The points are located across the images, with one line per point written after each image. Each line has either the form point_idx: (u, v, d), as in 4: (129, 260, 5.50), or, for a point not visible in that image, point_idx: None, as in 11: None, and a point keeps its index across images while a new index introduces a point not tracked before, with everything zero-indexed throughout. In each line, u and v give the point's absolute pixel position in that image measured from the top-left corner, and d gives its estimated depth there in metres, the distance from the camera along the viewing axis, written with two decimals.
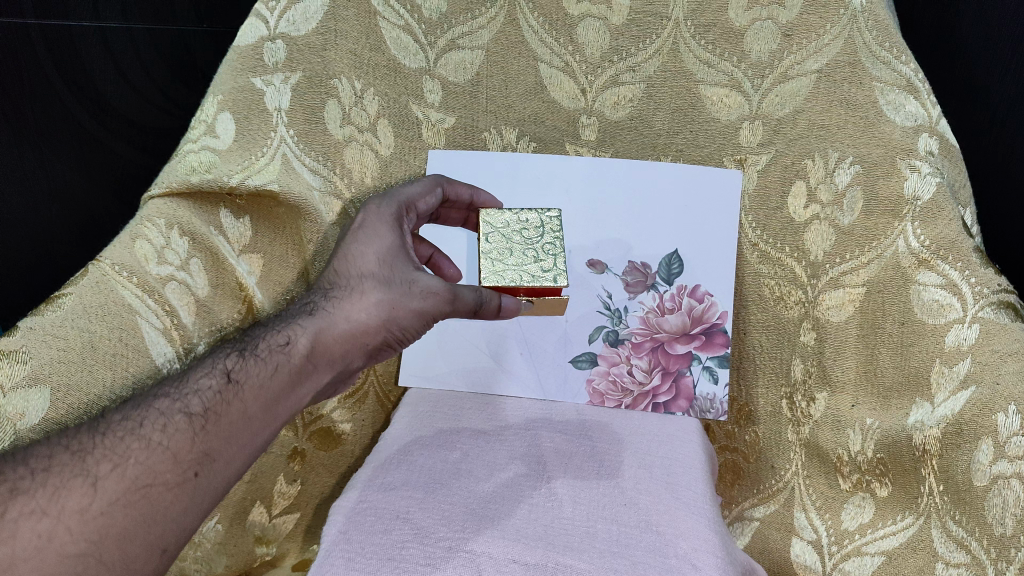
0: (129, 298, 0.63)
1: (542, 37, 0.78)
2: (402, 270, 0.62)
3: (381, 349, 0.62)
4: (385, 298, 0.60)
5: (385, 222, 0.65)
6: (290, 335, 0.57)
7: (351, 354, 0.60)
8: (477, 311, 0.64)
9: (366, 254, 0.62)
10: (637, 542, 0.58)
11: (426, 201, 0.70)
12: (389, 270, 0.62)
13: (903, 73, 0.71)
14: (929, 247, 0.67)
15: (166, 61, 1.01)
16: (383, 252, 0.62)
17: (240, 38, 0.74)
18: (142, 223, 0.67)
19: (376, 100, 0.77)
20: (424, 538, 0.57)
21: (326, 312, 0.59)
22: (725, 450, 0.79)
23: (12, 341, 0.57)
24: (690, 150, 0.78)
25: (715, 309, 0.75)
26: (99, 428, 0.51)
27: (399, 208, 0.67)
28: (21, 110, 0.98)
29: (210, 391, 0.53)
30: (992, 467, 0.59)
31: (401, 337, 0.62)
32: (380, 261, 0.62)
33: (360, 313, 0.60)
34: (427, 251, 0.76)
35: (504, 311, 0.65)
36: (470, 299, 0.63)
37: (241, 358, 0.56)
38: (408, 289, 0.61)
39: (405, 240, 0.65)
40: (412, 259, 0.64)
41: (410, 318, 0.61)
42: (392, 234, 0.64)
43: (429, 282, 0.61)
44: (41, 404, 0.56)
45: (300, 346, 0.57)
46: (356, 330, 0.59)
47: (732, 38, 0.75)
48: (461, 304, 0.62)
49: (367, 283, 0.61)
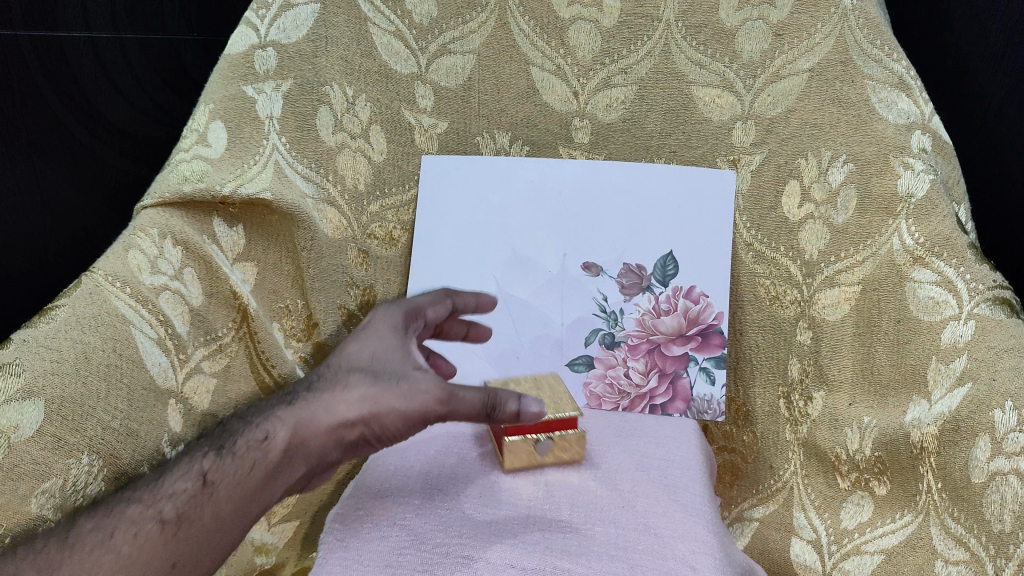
0: (122, 308, 0.62)
1: (533, 40, 0.79)
2: (396, 368, 0.60)
3: (359, 443, 0.59)
4: (374, 393, 0.58)
5: (389, 323, 0.64)
6: (269, 429, 0.56)
7: (332, 448, 0.58)
8: (488, 414, 0.58)
9: (360, 351, 0.62)
10: (635, 545, 0.57)
11: (436, 310, 0.68)
12: (381, 366, 0.60)
13: (895, 70, 0.71)
14: (924, 244, 0.67)
15: (159, 72, 1.01)
16: (378, 352, 0.61)
17: (232, 47, 0.76)
18: (135, 234, 0.66)
19: (368, 107, 0.77)
20: (423, 544, 0.57)
21: (309, 404, 0.58)
22: (722, 451, 0.79)
23: (6, 354, 0.56)
24: (683, 152, 0.78)
25: (711, 310, 0.75)
26: (67, 538, 0.49)
27: (406, 313, 0.65)
28: (13, 123, 0.98)
29: (184, 495, 0.53)
30: (990, 464, 0.59)
31: (382, 437, 0.59)
32: (373, 358, 0.61)
33: (343, 405, 0.58)
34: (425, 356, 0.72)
35: (524, 415, 0.58)
36: (472, 398, 0.58)
37: (218, 457, 0.55)
38: (398, 386, 0.59)
39: (408, 343, 0.63)
40: (410, 359, 0.62)
41: (394, 418, 0.58)
42: (392, 335, 0.63)
43: (423, 382, 0.59)
44: (36, 417, 0.53)
45: (279, 441, 0.56)
46: (338, 425, 0.57)
47: (723, 38, 0.76)
48: (465, 404, 0.58)
49: (356, 378, 0.59)
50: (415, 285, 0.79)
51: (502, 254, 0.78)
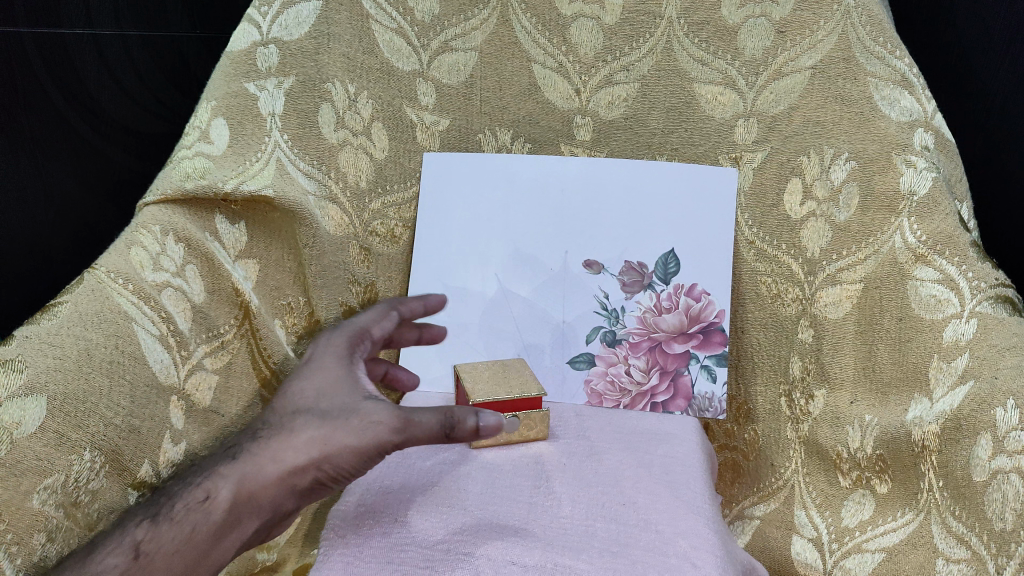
0: (125, 305, 0.62)
1: (535, 38, 0.79)
2: (343, 402, 0.56)
3: (313, 490, 0.56)
4: (320, 434, 0.55)
5: (334, 354, 0.61)
6: (210, 487, 0.54)
7: (282, 498, 0.55)
8: (447, 435, 0.52)
9: (304, 389, 0.58)
10: (636, 542, 0.57)
11: (382, 325, 0.64)
12: (328, 402, 0.57)
13: (898, 68, 0.71)
14: (925, 242, 0.67)
15: (162, 69, 1.01)
16: (323, 387, 0.58)
17: (234, 45, 0.76)
18: (137, 231, 0.66)
19: (370, 104, 0.77)
20: (424, 540, 0.57)
21: (253, 456, 0.55)
22: (724, 449, 0.79)
23: (8, 350, 0.55)
24: (685, 149, 0.78)
25: (712, 308, 0.75)
26: None
27: (351, 338, 0.62)
28: (17, 120, 0.98)
29: (116, 570, 0.50)
30: (991, 463, 0.59)
31: (338, 478, 0.55)
32: (318, 395, 0.58)
33: (288, 452, 0.55)
34: (382, 371, 0.68)
35: (485, 429, 0.52)
36: (428, 420, 0.52)
37: (154, 524, 0.52)
38: (347, 421, 0.55)
39: (355, 371, 0.60)
40: (360, 389, 0.58)
41: (346, 457, 0.54)
42: (337, 367, 0.59)
43: (371, 411, 0.54)
44: (39, 412, 0.52)
45: (221, 499, 0.53)
46: (285, 473, 0.54)
47: (725, 35, 0.76)
48: (421, 428, 0.52)
49: (301, 420, 0.56)
50: (417, 283, 0.79)
51: (504, 252, 0.78)
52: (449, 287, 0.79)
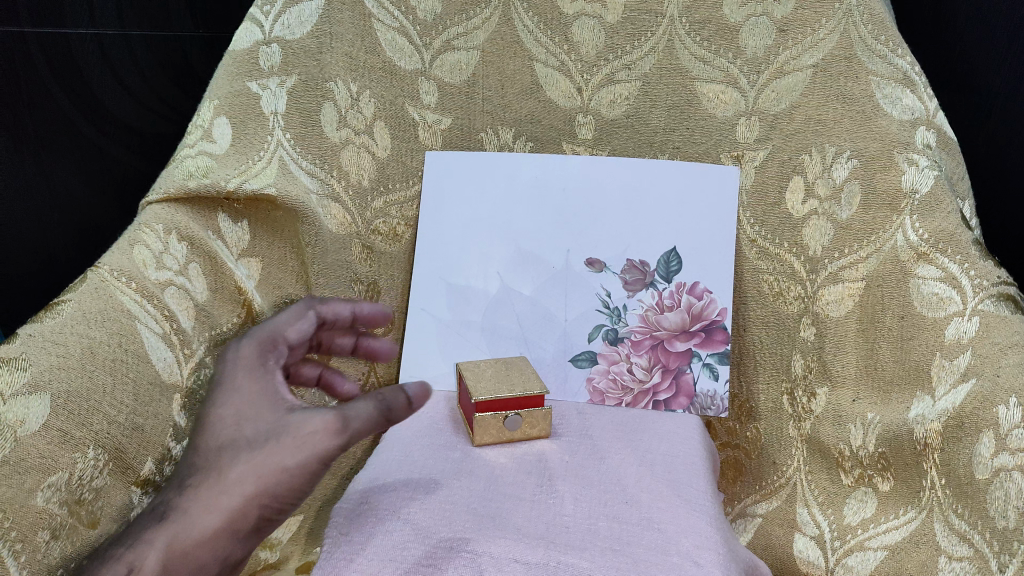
0: (128, 303, 0.61)
1: (537, 37, 0.79)
2: (269, 424, 0.50)
3: (261, 526, 0.49)
4: (252, 465, 0.48)
5: (246, 369, 0.54)
6: (133, 558, 0.46)
7: (226, 549, 0.48)
8: (385, 418, 0.51)
9: (222, 417, 0.51)
10: (638, 540, 0.57)
11: (297, 329, 0.59)
12: (252, 425, 0.50)
13: (900, 67, 0.71)
14: (927, 240, 0.67)
15: (165, 69, 1.02)
16: (243, 409, 0.51)
17: (236, 44, 0.76)
18: (140, 230, 0.66)
19: (372, 103, 0.77)
20: (426, 538, 0.57)
21: (180, 511, 0.47)
22: (726, 447, 0.79)
23: (12, 349, 0.53)
24: (687, 148, 0.78)
25: (715, 306, 0.75)
26: None
27: (261, 345, 0.56)
28: (20, 119, 0.97)
29: None
30: (994, 460, 0.57)
31: (285, 506, 0.49)
32: (240, 418, 0.51)
33: (221, 496, 0.47)
34: (315, 373, 0.65)
35: (417, 399, 0.52)
36: (364, 410, 0.50)
37: None
38: (278, 442, 0.49)
39: (274, 383, 0.53)
40: (282, 403, 0.52)
41: (287, 479, 0.48)
42: (253, 383, 0.53)
43: (304, 424, 0.49)
44: (42, 411, 0.51)
45: (149, 569, 0.46)
46: (222, 519, 0.47)
47: (727, 34, 0.76)
48: (359, 421, 0.49)
49: (226, 456, 0.49)
50: (421, 282, 0.80)
51: (506, 251, 0.79)
52: (451, 285, 0.79)
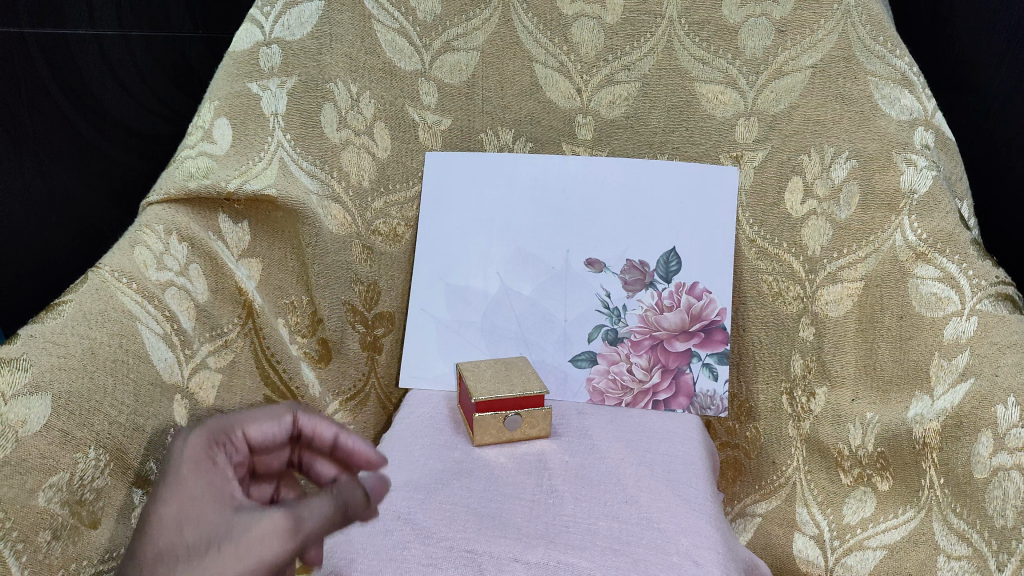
0: (129, 304, 0.61)
1: (536, 38, 0.79)
2: (208, 534, 0.37)
3: None
4: None
5: (185, 463, 0.41)
6: None
7: None
8: (344, 519, 0.40)
9: (144, 526, 0.37)
10: (638, 540, 0.57)
11: (266, 431, 0.46)
12: (184, 539, 0.37)
13: (898, 67, 0.72)
14: (925, 240, 0.67)
15: (164, 70, 1.03)
16: (174, 514, 0.38)
17: (236, 44, 0.76)
18: (141, 230, 0.66)
19: (372, 103, 0.78)
20: (426, 538, 0.56)
21: None
22: (725, 447, 0.79)
23: (13, 350, 0.53)
24: (686, 148, 0.78)
25: (714, 306, 0.75)
26: None
27: (207, 439, 0.43)
28: (19, 120, 0.97)
29: None
30: (992, 460, 0.57)
31: None
32: (170, 530, 0.37)
33: None
34: (268, 493, 0.49)
35: (377, 494, 0.44)
36: (322, 510, 0.39)
37: None
38: (218, 552, 0.36)
39: (221, 482, 0.40)
40: (226, 498, 0.40)
41: None
42: (193, 482, 0.40)
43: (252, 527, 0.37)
44: (44, 411, 0.51)
45: None
46: None
47: (726, 35, 0.76)
48: (317, 521, 0.39)
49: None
50: (421, 282, 0.80)
51: (505, 251, 0.79)
52: (451, 285, 0.79)
